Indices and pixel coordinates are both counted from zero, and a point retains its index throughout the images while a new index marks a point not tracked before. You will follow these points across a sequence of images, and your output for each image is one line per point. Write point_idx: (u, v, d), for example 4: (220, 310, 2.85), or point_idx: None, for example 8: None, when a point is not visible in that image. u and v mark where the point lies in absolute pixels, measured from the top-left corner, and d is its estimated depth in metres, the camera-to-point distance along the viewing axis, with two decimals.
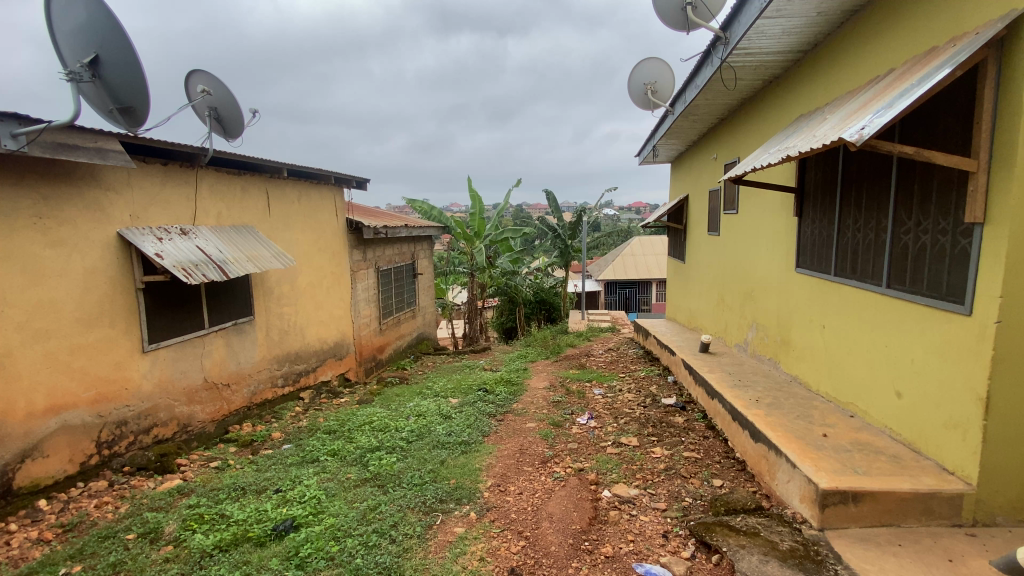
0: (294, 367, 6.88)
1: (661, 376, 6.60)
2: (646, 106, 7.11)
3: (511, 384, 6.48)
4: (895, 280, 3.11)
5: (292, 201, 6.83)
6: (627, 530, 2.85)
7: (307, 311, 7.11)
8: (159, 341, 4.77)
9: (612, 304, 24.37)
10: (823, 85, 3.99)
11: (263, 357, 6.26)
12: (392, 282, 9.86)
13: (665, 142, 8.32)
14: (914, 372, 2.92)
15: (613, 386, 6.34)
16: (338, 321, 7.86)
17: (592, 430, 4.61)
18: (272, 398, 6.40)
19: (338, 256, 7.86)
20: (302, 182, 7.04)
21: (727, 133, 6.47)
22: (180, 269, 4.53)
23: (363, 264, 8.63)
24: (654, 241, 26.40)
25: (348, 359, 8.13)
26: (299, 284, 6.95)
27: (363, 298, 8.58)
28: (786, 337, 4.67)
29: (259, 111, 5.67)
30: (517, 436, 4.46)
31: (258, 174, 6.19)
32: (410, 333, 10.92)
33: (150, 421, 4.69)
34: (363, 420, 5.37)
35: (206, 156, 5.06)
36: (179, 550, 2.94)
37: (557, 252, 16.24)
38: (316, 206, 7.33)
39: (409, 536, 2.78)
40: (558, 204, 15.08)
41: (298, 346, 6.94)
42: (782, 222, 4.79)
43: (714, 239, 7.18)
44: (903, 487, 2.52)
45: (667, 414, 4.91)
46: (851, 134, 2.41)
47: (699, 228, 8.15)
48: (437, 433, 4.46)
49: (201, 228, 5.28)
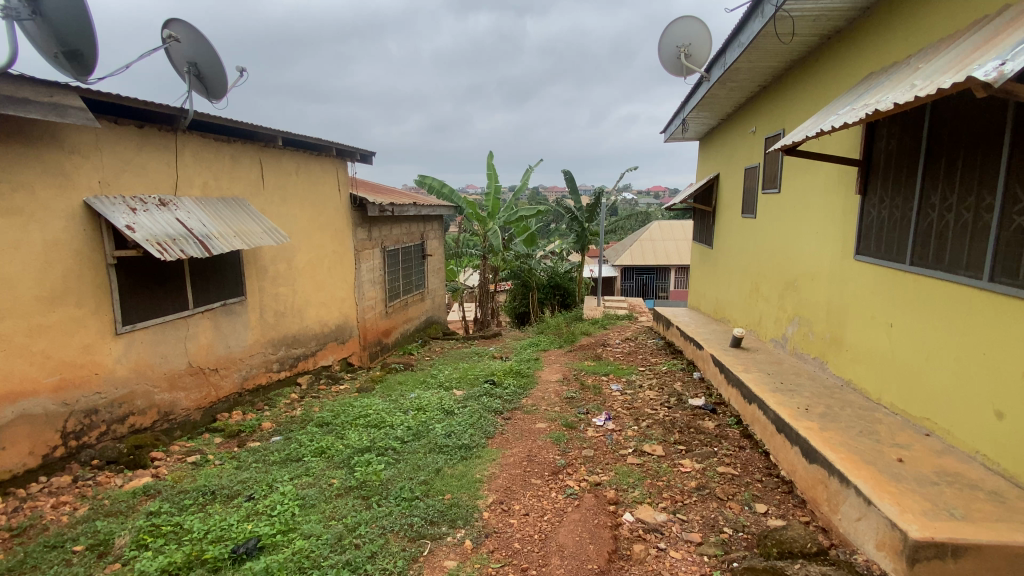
0: (291, 351, 6.47)
1: (685, 371, 6.04)
2: (679, 72, 6.39)
3: (520, 375, 5.98)
4: (1001, 273, 2.50)
5: (289, 173, 6.33)
6: (656, 572, 2.33)
7: (306, 292, 6.68)
8: (135, 323, 4.34)
9: (628, 290, 23.67)
10: (905, 34, 3.31)
11: (256, 340, 5.85)
12: (400, 263, 9.39)
13: (697, 115, 7.61)
14: (1021, 388, 2.34)
15: (632, 381, 5.79)
16: (340, 303, 7.42)
17: (610, 433, 4.09)
18: (266, 384, 6.01)
19: (341, 234, 7.41)
20: (301, 153, 6.53)
21: (771, 102, 5.75)
22: (154, 244, 4.07)
23: (368, 244, 8.16)
24: (674, 225, 25.52)
25: (351, 343, 7.72)
26: (296, 263, 6.50)
27: (368, 279, 8.13)
28: (837, 334, 4.07)
29: (246, 69, 4.95)
30: (526, 439, 3.95)
31: (252, 143, 5.69)
32: (418, 317, 10.47)
33: (125, 409, 4.30)
34: (359, 413, 4.94)
35: (187, 119, 4.55)
36: (124, 571, 2.50)
37: (575, 235, 15.46)
38: (317, 180, 6.85)
39: (388, 572, 2.29)
40: (576, 185, 14.34)
41: (295, 329, 6.52)
42: (838, 201, 4.13)
43: (749, 222, 6.51)
44: (1017, 539, 1.95)
45: (695, 418, 4.36)
46: (986, 71, 1.80)
47: (731, 210, 7.46)
48: (436, 432, 3.98)
49: (185, 199, 4.81)
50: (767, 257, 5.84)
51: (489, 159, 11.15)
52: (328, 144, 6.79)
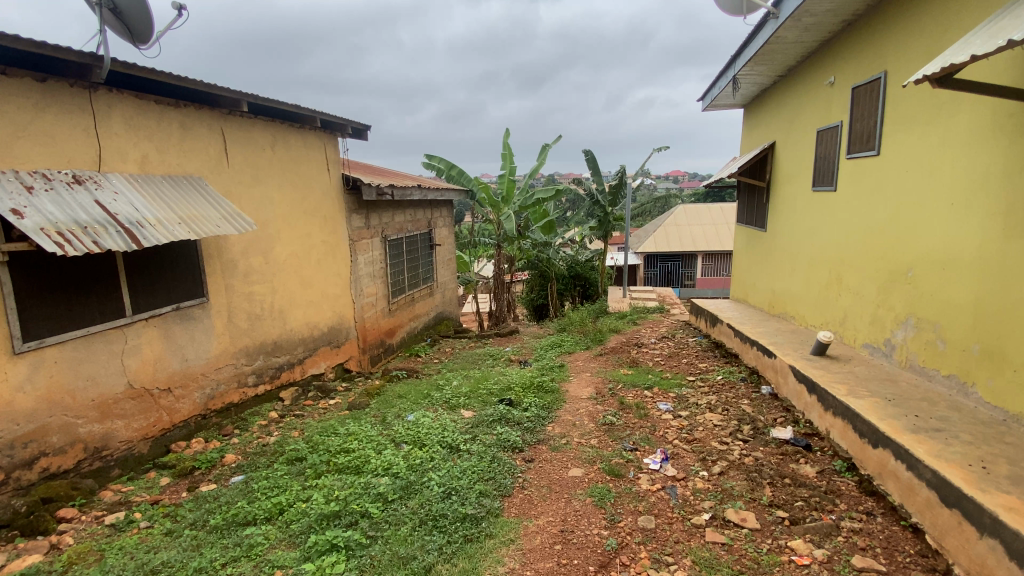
0: (272, 361, 5.47)
1: (750, 383, 4.86)
2: (736, 10, 5.14)
3: (543, 389, 4.87)
4: None
5: (263, 148, 5.29)
6: None
7: (289, 290, 5.65)
8: (44, 337, 3.37)
9: (652, 278, 22.36)
10: None
11: (224, 351, 4.87)
12: (405, 253, 8.32)
13: (752, 70, 6.33)
14: None
15: (683, 398, 4.65)
16: (332, 302, 6.39)
17: (672, 485, 3.00)
18: (239, 402, 5.05)
19: (333, 221, 6.37)
20: (277, 125, 5.46)
21: (860, 39, 4.49)
22: (53, 234, 3.11)
23: (366, 233, 7.09)
24: (700, 209, 23.99)
25: (347, 347, 6.70)
26: (276, 256, 5.46)
27: (366, 273, 7.08)
28: (992, 348, 2.95)
29: (183, 6, 3.98)
30: (557, 496, 2.86)
31: (208, 108, 4.64)
32: (427, 314, 9.43)
33: (33, 450, 3.36)
34: (340, 445, 3.93)
35: (105, 69, 3.53)
36: None
37: (596, 221, 14.20)
38: (299, 157, 5.78)
39: None
40: (598, 166, 13.08)
41: (277, 334, 5.50)
42: (998, 161, 2.97)
43: (822, 196, 5.29)
44: None
45: (786, 461, 3.21)
46: None
47: (793, 185, 6.21)
48: (433, 484, 2.93)
49: (112, 177, 3.83)
50: (852, 240, 4.63)
51: (503, 137, 9.92)
52: (313, 114, 5.71)
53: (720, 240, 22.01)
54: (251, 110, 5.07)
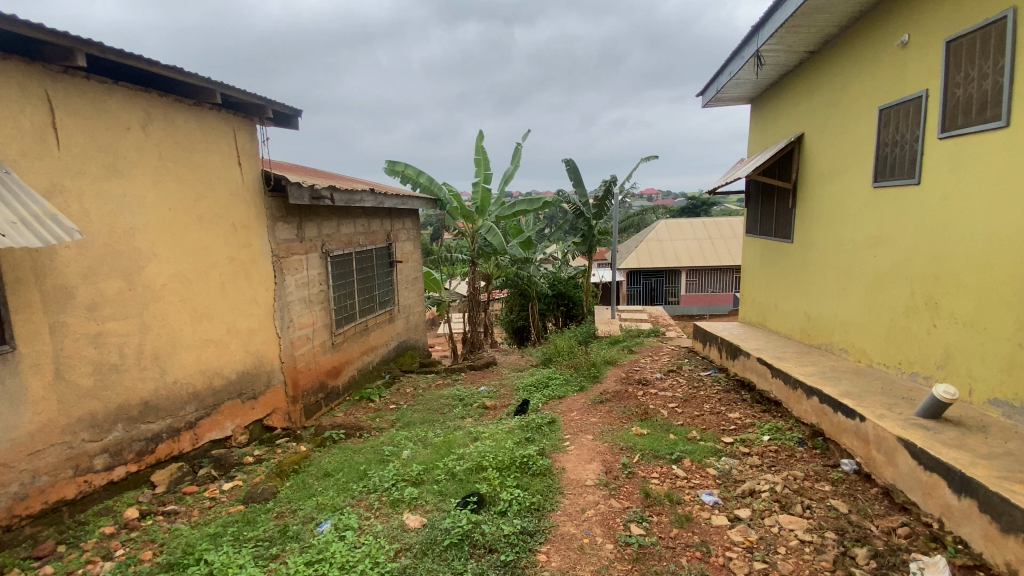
0: (141, 431, 3.81)
1: (822, 456, 3.44)
2: None
3: (529, 469, 3.35)
4: None
5: (128, 128, 3.72)
6: None
7: (172, 329, 4.04)
8: None
9: (635, 295, 21.20)
10: None
11: (50, 425, 3.26)
12: (354, 273, 6.74)
13: (783, 42, 5.06)
14: None
15: (730, 480, 3.20)
16: (244, 340, 4.77)
17: None
18: (75, 498, 3.40)
19: (246, 232, 4.79)
20: (154, 98, 3.91)
21: None
22: None
23: (299, 248, 5.49)
24: (683, 223, 23.02)
25: (268, 399, 5.06)
26: (150, 281, 3.86)
27: (298, 299, 5.47)
28: None
29: None
30: None
31: (18, 57, 3.11)
32: (384, 345, 7.83)
33: None
34: None
35: None
36: None
37: (579, 235, 12.84)
38: (191, 144, 4.22)
39: None
40: (581, 175, 11.79)
41: (149, 391, 3.87)
42: None
43: (891, 195, 4.04)
44: None
45: None
46: None
47: (835, 183, 4.94)
48: None
49: None
50: (953, 252, 3.39)
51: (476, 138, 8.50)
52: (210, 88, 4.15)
53: (705, 255, 21.05)
54: (102, 67, 3.51)
